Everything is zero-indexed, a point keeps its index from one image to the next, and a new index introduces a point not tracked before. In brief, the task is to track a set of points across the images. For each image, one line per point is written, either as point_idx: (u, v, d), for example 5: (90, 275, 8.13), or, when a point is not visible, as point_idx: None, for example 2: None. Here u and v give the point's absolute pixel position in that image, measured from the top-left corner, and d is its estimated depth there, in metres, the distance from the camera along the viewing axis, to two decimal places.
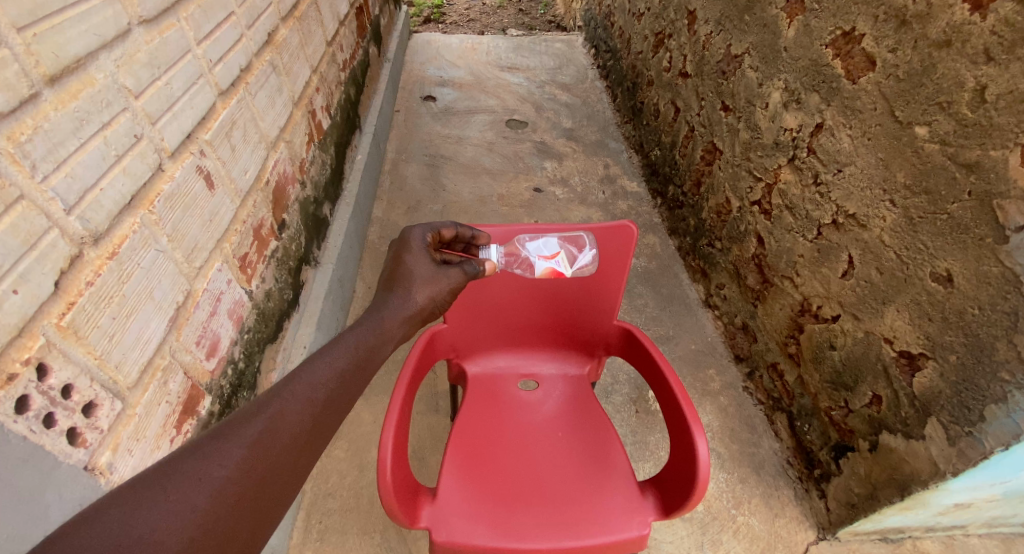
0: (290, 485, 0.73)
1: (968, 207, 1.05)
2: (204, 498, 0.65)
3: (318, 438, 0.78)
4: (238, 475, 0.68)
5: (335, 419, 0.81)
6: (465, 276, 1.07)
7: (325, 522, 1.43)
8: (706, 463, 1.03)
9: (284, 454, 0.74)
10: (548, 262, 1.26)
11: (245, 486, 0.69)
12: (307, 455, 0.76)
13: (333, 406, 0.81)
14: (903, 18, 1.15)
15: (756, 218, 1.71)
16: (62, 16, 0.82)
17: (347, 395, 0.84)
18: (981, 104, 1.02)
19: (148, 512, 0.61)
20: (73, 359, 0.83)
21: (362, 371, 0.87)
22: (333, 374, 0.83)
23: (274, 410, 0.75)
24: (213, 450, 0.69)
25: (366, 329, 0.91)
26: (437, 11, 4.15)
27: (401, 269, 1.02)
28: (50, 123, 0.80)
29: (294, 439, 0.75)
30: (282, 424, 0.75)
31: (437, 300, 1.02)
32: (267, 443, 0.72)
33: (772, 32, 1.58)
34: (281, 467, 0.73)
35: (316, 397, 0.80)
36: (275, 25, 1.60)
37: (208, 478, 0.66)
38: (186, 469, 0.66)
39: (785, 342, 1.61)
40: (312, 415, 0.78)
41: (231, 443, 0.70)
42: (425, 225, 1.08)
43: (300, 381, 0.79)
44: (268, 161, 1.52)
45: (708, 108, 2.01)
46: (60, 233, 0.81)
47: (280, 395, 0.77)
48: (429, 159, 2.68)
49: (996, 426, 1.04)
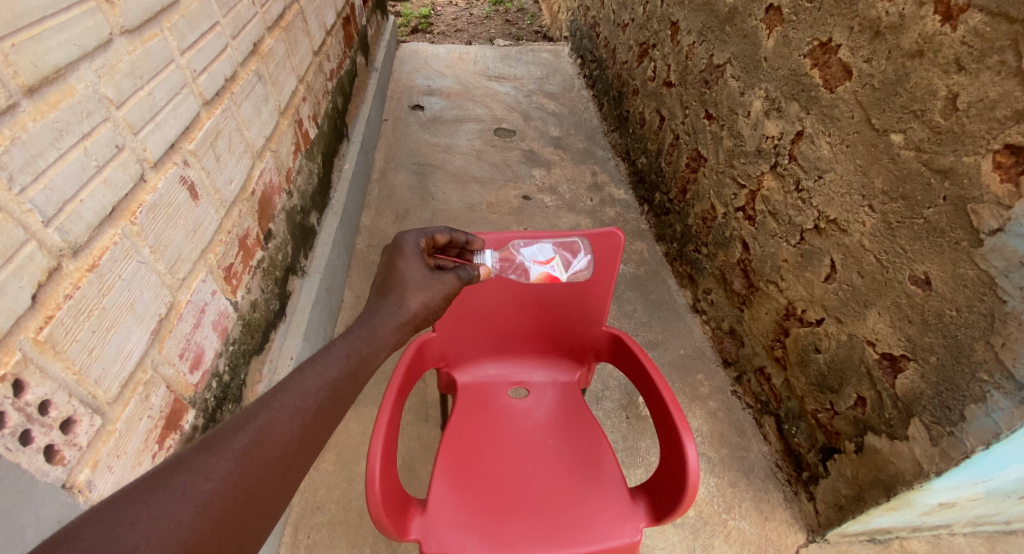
0: (278, 499, 0.72)
1: (943, 211, 1.08)
2: (189, 513, 0.63)
3: (307, 450, 0.77)
4: (225, 488, 0.67)
5: (325, 429, 0.80)
6: (460, 281, 1.07)
7: (313, 536, 1.41)
8: (696, 469, 1.03)
9: (272, 466, 0.72)
10: (543, 267, 1.26)
11: (233, 500, 0.67)
12: (295, 468, 0.75)
13: (323, 416, 0.80)
14: (877, 29, 1.19)
15: (740, 224, 1.74)
16: (42, 26, 0.81)
17: (337, 405, 0.83)
18: (953, 112, 1.05)
19: (130, 528, 0.59)
20: (51, 375, 0.81)
21: (353, 380, 0.86)
22: (323, 384, 0.82)
23: (263, 421, 0.74)
24: (199, 462, 0.67)
25: (357, 338, 0.90)
26: (424, 21, 4.19)
27: (394, 275, 1.02)
28: (29, 133, 0.79)
29: (282, 450, 0.74)
30: (270, 435, 0.74)
31: (431, 307, 1.02)
32: (255, 455, 0.71)
33: (752, 42, 1.62)
34: (269, 480, 0.72)
35: (306, 407, 0.79)
36: (261, 34, 1.60)
37: (194, 492, 0.65)
38: (171, 483, 0.64)
39: (772, 345, 1.64)
40: (301, 425, 0.77)
41: (217, 456, 0.68)
42: (419, 231, 1.09)
43: (289, 392, 0.78)
44: (253, 171, 1.51)
45: (692, 116, 2.04)
46: (38, 246, 0.80)
47: (268, 406, 0.76)
48: (417, 168, 2.68)
49: (977, 426, 1.06)
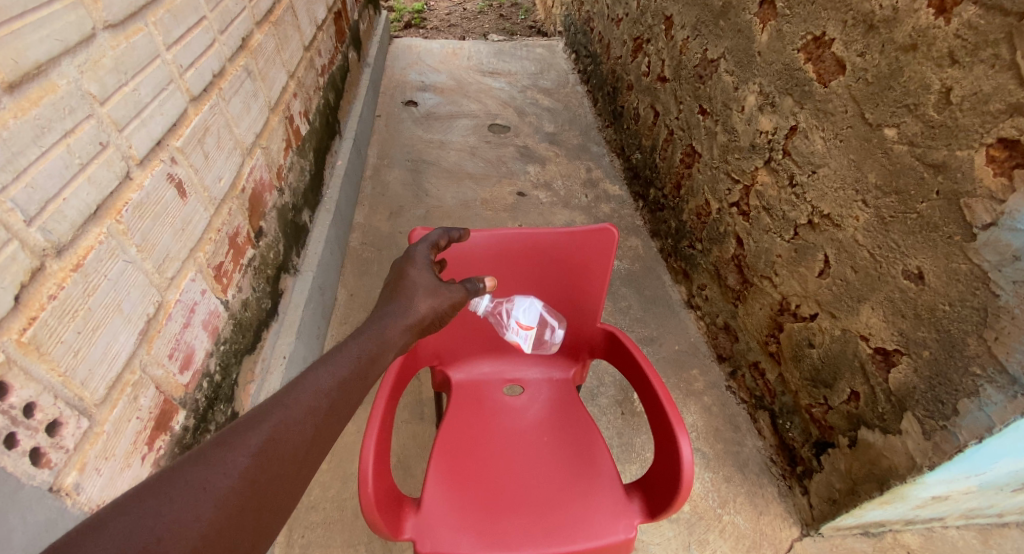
0: (291, 496, 0.71)
1: (936, 205, 1.08)
2: (209, 508, 0.63)
3: (321, 447, 0.76)
4: (243, 484, 0.66)
5: (338, 427, 0.79)
6: (466, 293, 1.05)
7: (307, 536, 1.40)
8: (690, 465, 1.03)
9: (287, 464, 0.71)
10: (518, 333, 1.24)
11: (250, 496, 0.66)
12: (310, 466, 0.74)
13: (337, 414, 0.79)
14: (870, 23, 1.18)
15: (734, 219, 1.74)
16: (22, 21, 0.80)
17: (352, 402, 0.81)
18: (947, 105, 1.05)
19: (151, 522, 0.59)
20: (36, 377, 0.80)
21: (365, 378, 0.85)
22: (337, 382, 0.81)
23: (277, 418, 0.73)
24: (217, 458, 0.66)
25: (368, 338, 0.89)
26: (416, 16, 4.16)
27: (405, 281, 1.01)
28: (10, 131, 0.78)
29: (296, 447, 0.73)
30: (286, 432, 0.72)
31: (440, 312, 1.00)
32: (271, 452, 0.70)
33: (746, 36, 1.61)
34: (284, 477, 0.71)
35: (320, 405, 0.77)
36: (249, 29, 1.58)
37: (211, 488, 0.64)
38: (190, 478, 0.63)
39: (766, 341, 1.64)
40: (315, 423, 0.76)
41: (235, 452, 0.67)
42: (424, 240, 1.10)
43: (303, 390, 0.77)
44: (243, 168, 1.50)
45: (686, 111, 2.03)
46: (21, 245, 0.79)
47: (283, 403, 0.75)
48: (410, 164, 2.67)
49: (970, 420, 1.07)
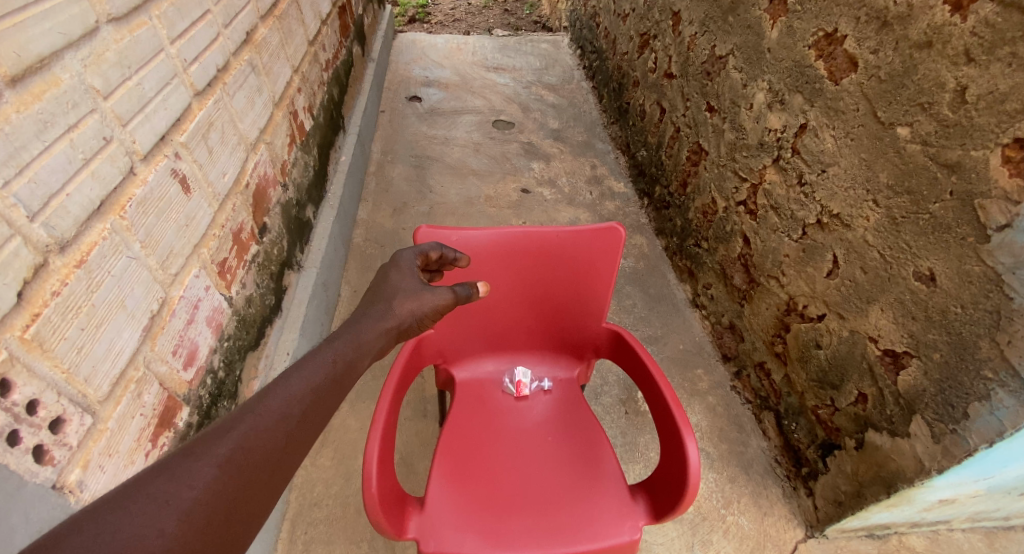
0: (263, 506, 0.67)
1: (949, 206, 1.06)
2: (172, 521, 0.59)
3: (295, 455, 0.72)
4: (210, 496, 0.63)
5: (313, 433, 0.75)
6: (456, 298, 1.05)
7: (311, 532, 1.40)
8: (697, 466, 1.02)
9: (259, 473, 0.68)
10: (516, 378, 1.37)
11: (219, 508, 0.63)
12: (282, 474, 0.70)
13: (310, 421, 0.75)
14: (884, 19, 1.16)
15: (741, 218, 1.72)
16: (25, 14, 0.78)
17: (326, 408, 0.78)
18: (962, 104, 1.03)
19: (111, 538, 0.56)
20: (39, 374, 0.79)
21: (340, 385, 0.81)
22: (310, 389, 0.77)
23: (248, 426, 0.69)
24: (182, 469, 0.63)
25: (343, 343, 0.85)
26: (421, 11, 4.13)
27: (388, 284, 1.01)
28: (12, 125, 0.77)
29: (267, 455, 0.69)
30: (258, 440, 0.69)
31: (421, 315, 0.99)
32: (241, 461, 0.66)
33: (756, 33, 1.59)
34: (255, 487, 0.67)
35: (292, 413, 0.73)
36: (254, 23, 1.56)
37: (176, 500, 0.60)
38: (153, 490, 0.60)
39: (772, 341, 1.62)
40: (288, 431, 0.72)
41: (201, 462, 0.64)
42: (413, 248, 1.11)
43: (274, 397, 0.73)
44: (247, 163, 1.48)
45: (693, 108, 2.01)
46: (23, 242, 0.78)
47: (254, 411, 0.71)
48: (414, 160, 2.65)
49: (981, 424, 1.05)
